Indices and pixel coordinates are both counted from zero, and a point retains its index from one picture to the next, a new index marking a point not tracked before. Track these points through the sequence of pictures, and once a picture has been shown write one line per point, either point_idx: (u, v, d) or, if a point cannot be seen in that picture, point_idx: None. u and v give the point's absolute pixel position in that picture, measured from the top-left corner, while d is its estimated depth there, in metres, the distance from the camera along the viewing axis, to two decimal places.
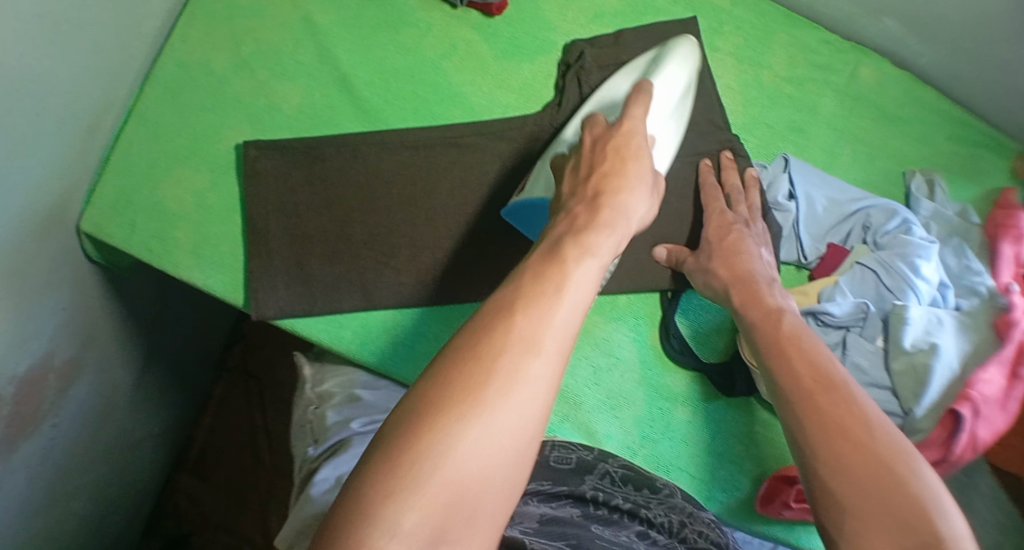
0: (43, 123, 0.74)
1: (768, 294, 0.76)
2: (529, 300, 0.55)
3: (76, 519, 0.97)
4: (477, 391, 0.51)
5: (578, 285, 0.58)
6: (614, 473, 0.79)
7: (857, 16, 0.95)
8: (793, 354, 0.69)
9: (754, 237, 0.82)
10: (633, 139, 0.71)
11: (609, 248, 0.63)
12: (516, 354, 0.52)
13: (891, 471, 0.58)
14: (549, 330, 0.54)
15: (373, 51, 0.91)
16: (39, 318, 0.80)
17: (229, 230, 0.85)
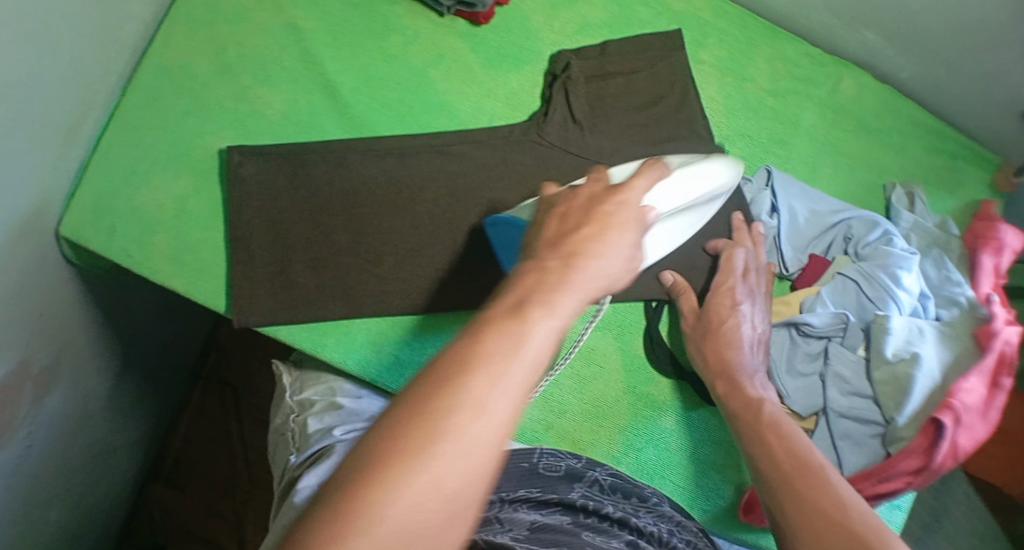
0: (22, 126, 0.73)
1: (750, 385, 0.77)
2: (484, 357, 0.49)
3: (51, 530, 0.95)
4: (414, 458, 0.46)
5: (537, 342, 0.51)
6: (603, 481, 0.78)
7: (839, 29, 0.96)
8: (771, 439, 0.71)
9: (751, 315, 0.81)
10: (625, 210, 0.62)
11: (574, 302, 0.55)
12: (460, 415, 0.47)
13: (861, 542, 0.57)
14: (498, 390, 0.49)
15: (358, 58, 0.90)
16: (15, 326, 0.78)
17: (212, 236, 0.84)
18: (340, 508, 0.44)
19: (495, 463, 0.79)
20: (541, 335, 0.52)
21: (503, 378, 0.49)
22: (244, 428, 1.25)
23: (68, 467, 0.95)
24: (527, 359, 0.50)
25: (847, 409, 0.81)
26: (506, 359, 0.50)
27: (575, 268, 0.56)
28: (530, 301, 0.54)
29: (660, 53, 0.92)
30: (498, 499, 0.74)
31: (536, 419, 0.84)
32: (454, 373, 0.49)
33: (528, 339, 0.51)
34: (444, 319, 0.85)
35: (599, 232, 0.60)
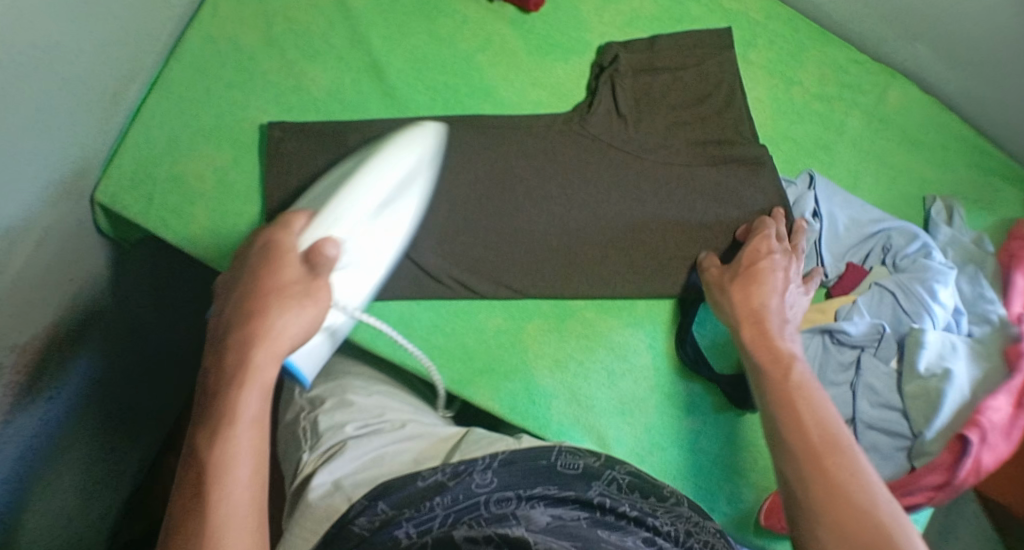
0: (60, 88, 0.73)
1: (780, 338, 0.73)
2: (228, 361, 0.59)
3: (67, 493, 0.95)
4: (229, 434, 0.56)
5: (274, 340, 0.60)
6: (620, 480, 0.77)
7: (886, 37, 0.96)
8: (800, 407, 0.66)
9: (788, 274, 0.79)
10: (280, 276, 0.64)
11: (305, 318, 0.62)
12: (227, 401, 0.57)
13: (892, 547, 0.56)
14: (254, 381, 0.58)
15: (407, 38, 0.90)
16: (42, 286, 0.78)
17: (249, 210, 0.84)
18: (198, 511, 0.53)
19: (511, 460, 0.78)
20: (282, 336, 0.61)
21: (246, 372, 0.59)
22: None
23: (89, 431, 0.96)
24: (252, 414, 0.57)
25: (876, 421, 0.81)
26: (244, 413, 0.57)
27: (273, 314, 0.61)
28: (263, 309, 0.61)
29: (709, 51, 0.91)
30: (517, 496, 0.73)
31: (564, 412, 0.83)
32: (231, 375, 0.59)
33: (269, 339, 0.60)
34: (479, 306, 0.84)
35: (302, 291, 0.63)
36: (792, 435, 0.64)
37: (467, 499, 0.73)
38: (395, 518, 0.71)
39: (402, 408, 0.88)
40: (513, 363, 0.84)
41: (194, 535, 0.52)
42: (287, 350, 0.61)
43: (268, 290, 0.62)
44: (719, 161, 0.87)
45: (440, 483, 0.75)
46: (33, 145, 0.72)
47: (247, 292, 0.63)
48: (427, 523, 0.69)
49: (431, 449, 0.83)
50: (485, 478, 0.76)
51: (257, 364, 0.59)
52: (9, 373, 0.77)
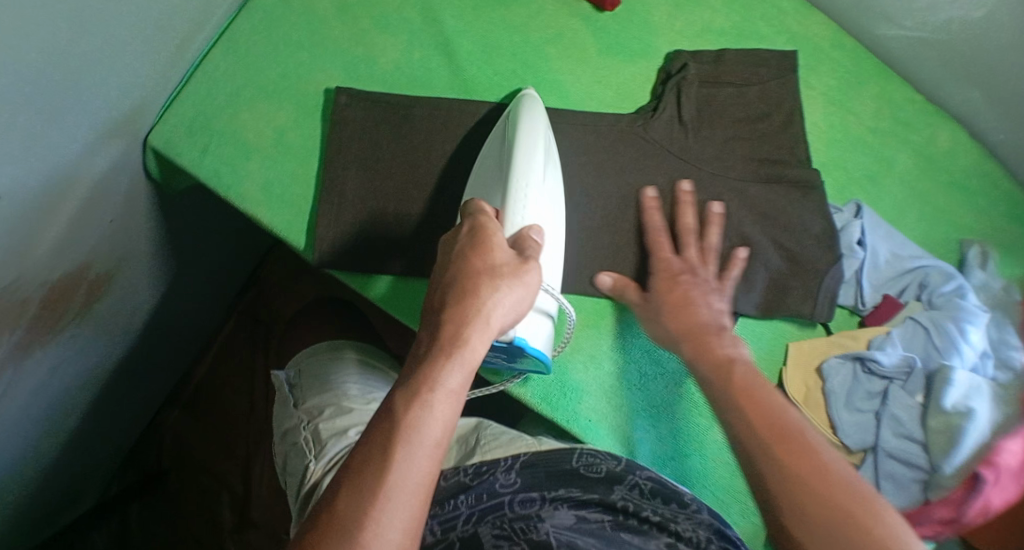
0: (139, 25, 0.73)
1: (717, 343, 0.73)
2: (449, 330, 0.61)
3: (69, 436, 0.93)
4: (425, 409, 0.58)
5: (498, 317, 0.63)
6: (643, 484, 0.73)
7: (942, 80, 0.98)
8: (744, 406, 0.66)
9: (699, 284, 0.80)
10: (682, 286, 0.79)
11: (521, 297, 0.64)
12: (439, 376, 0.60)
13: (874, 518, 0.57)
14: (462, 358, 0.60)
15: (482, 22, 0.91)
16: (89, 223, 0.77)
17: (304, 172, 0.84)
18: (369, 467, 0.56)
19: (535, 461, 0.76)
20: (502, 311, 0.63)
21: (465, 349, 0.61)
22: (269, 366, 1.23)
23: (99, 376, 0.93)
24: (450, 387, 0.60)
25: (897, 451, 0.83)
26: (441, 392, 0.59)
27: (490, 295, 0.62)
28: (494, 276, 0.63)
29: (773, 72, 0.93)
30: (540, 498, 0.72)
31: (593, 409, 0.84)
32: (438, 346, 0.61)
33: (490, 314, 0.62)
34: None
35: (515, 275, 0.64)
36: (807, 480, 0.59)
37: (491, 498, 0.73)
38: (422, 515, 0.74)
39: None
40: (549, 355, 0.84)
41: (365, 497, 0.55)
42: (493, 330, 0.63)
43: (478, 270, 0.63)
44: (773, 178, 0.88)
45: (463, 483, 0.77)
46: (103, 79, 0.71)
47: (459, 272, 0.64)
48: (452, 521, 0.72)
49: (444, 447, 0.84)
50: (509, 478, 0.76)
51: (469, 340, 0.61)
52: (39, 306, 0.75)
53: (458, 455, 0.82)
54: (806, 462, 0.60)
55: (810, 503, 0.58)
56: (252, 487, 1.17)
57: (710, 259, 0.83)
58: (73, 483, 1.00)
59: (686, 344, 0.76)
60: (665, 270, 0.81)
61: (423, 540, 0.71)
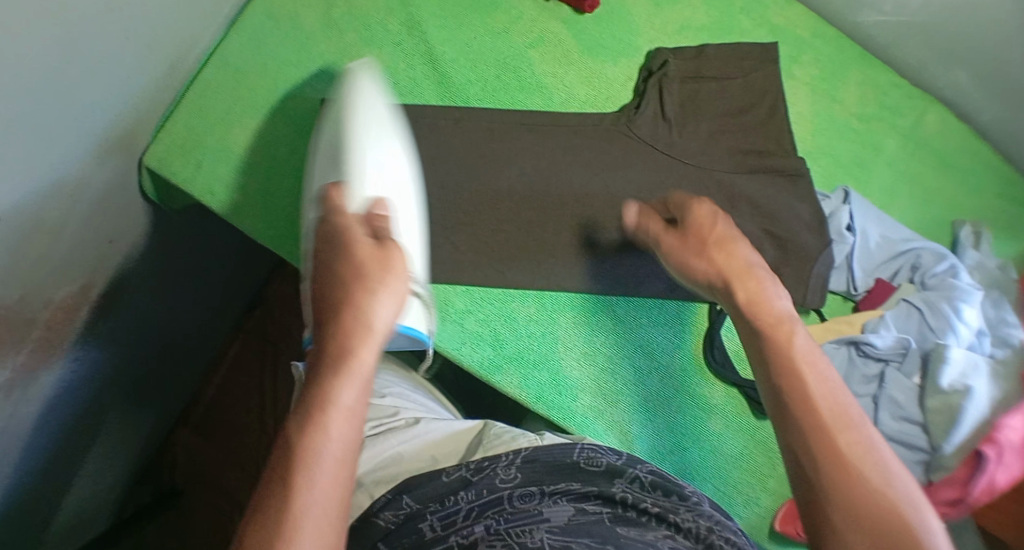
0: (130, 47, 0.75)
1: (774, 298, 0.68)
2: (338, 350, 0.62)
3: (80, 457, 0.95)
4: (322, 425, 0.58)
5: (377, 325, 0.64)
6: (644, 478, 0.74)
7: (928, 64, 0.99)
8: (805, 372, 0.61)
9: (739, 233, 0.73)
10: (721, 229, 0.72)
11: (392, 301, 0.66)
12: (324, 391, 0.60)
13: (880, 467, 0.56)
14: (354, 371, 0.61)
15: (463, 30, 0.93)
16: (87, 245, 0.79)
17: (295, 185, 0.86)
18: (274, 497, 0.54)
19: (536, 457, 0.77)
20: (382, 316, 0.65)
21: (360, 360, 0.62)
22: (277, 383, 1.25)
23: (106, 398, 0.95)
24: (349, 398, 0.60)
25: (897, 433, 0.83)
26: (339, 402, 0.59)
27: (371, 301, 0.65)
28: (365, 283, 0.66)
29: (755, 64, 0.94)
30: (539, 491, 0.73)
31: (590, 405, 0.85)
32: (332, 363, 0.61)
33: (371, 321, 0.64)
34: (515, 295, 0.86)
35: (389, 270, 0.67)
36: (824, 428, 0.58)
37: (491, 494, 0.74)
38: (421, 512, 0.73)
39: (416, 408, 0.89)
40: (543, 354, 0.85)
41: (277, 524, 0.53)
42: (381, 335, 0.65)
43: (361, 273, 0.66)
44: (755, 169, 0.90)
45: (464, 479, 0.76)
46: (93, 102, 0.73)
47: (344, 280, 0.66)
48: (452, 517, 0.72)
49: (449, 444, 0.83)
50: (509, 474, 0.76)
51: (361, 350, 0.62)
52: (42, 329, 0.77)
53: (463, 452, 0.82)
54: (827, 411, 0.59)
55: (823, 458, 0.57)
56: None
57: (729, 228, 0.73)
58: (90, 502, 1.03)
59: (737, 287, 0.69)
60: (676, 259, 0.74)
61: (421, 537, 0.71)
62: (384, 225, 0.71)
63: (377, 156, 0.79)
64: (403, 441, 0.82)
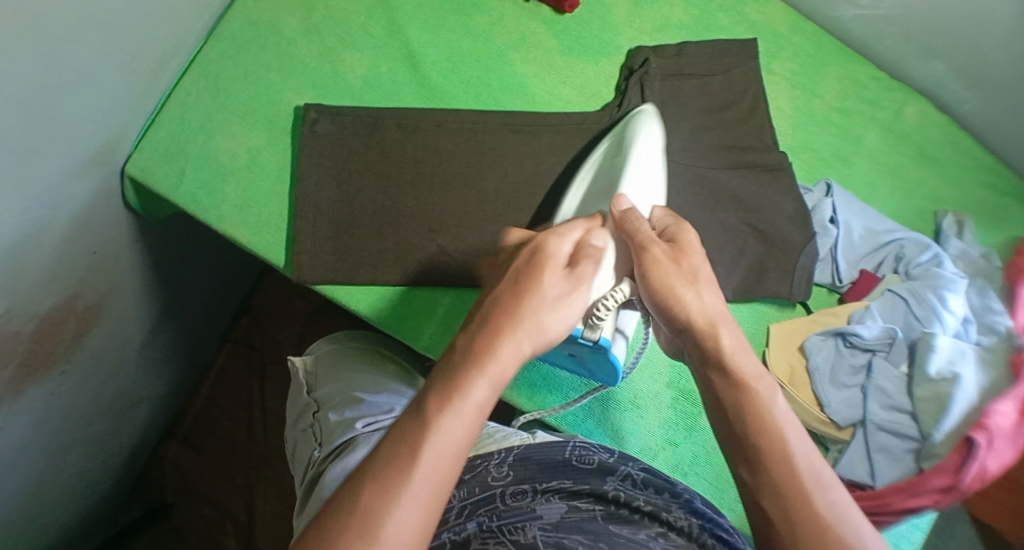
0: (111, 56, 0.75)
1: (724, 329, 0.63)
2: (483, 348, 0.58)
3: (68, 472, 0.94)
4: (435, 421, 0.55)
5: (544, 328, 0.61)
6: (635, 475, 0.75)
7: (905, 56, 1.00)
8: (743, 403, 0.61)
9: (683, 258, 0.67)
10: (661, 252, 0.66)
11: (572, 308, 0.63)
12: (448, 391, 0.56)
13: (823, 492, 0.57)
14: (482, 373, 0.57)
15: (444, 33, 0.93)
16: (71, 256, 0.79)
17: (279, 191, 0.86)
18: (374, 490, 0.52)
19: (527, 455, 0.78)
20: (557, 324, 0.62)
21: (490, 361, 0.58)
22: (265, 393, 1.25)
23: (94, 411, 0.95)
24: (479, 401, 0.56)
25: (886, 423, 0.83)
26: (467, 400, 0.56)
27: (545, 311, 0.61)
28: (537, 287, 0.62)
29: (735, 61, 0.95)
30: (532, 489, 0.73)
31: (580, 403, 0.86)
32: (462, 360, 0.58)
33: (545, 329, 0.61)
34: None
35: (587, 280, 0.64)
36: (776, 465, 0.58)
37: (484, 491, 0.75)
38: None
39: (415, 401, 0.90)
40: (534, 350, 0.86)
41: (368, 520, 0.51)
42: (544, 343, 0.61)
43: (561, 289, 0.63)
44: (737, 164, 0.91)
45: (456, 477, 0.78)
46: (74, 111, 0.73)
47: (519, 280, 0.62)
48: (444, 515, 0.73)
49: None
50: (501, 473, 0.77)
51: (503, 354, 0.58)
52: (29, 342, 0.76)
53: None
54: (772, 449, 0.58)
55: (774, 494, 0.57)
56: (256, 515, 1.18)
57: (696, 262, 0.66)
58: (78, 518, 1.02)
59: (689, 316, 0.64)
60: (647, 282, 0.66)
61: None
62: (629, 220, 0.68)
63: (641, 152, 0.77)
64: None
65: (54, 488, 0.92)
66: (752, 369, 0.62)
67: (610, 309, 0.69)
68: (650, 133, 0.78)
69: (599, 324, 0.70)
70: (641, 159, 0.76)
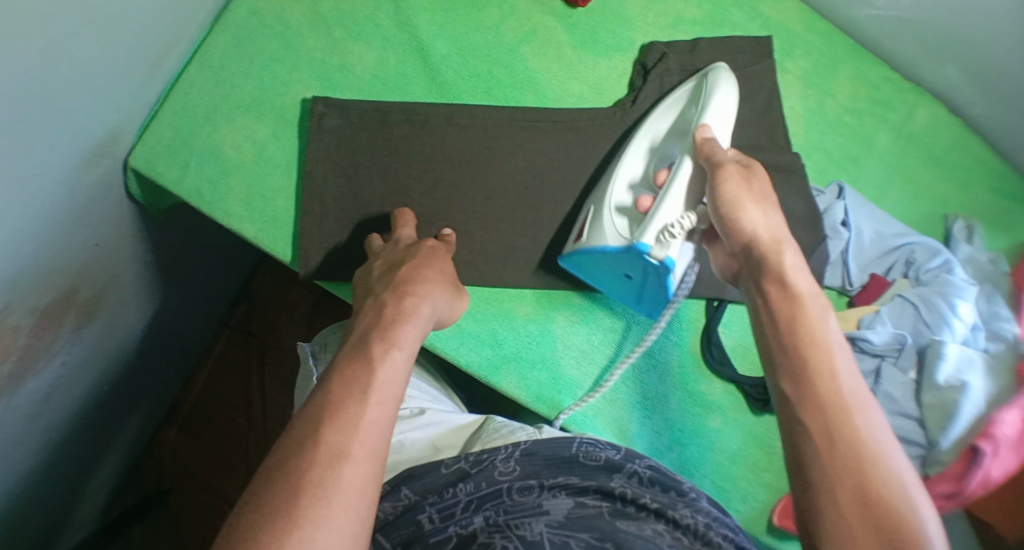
0: (112, 48, 0.73)
1: (784, 254, 0.67)
2: (379, 326, 0.67)
3: (65, 465, 0.93)
4: (341, 413, 0.59)
5: (434, 301, 0.72)
6: (643, 473, 0.73)
7: (918, 57, 0.99)
8: (795, 322, 0.65)
9: (759, 191, 0.70)
10: (738, 178, 0.70)
11: (442, 274, 0.75)
12: (350, 364, 0.63)
13: (859, 412, 0.60)
14: (387, 344, 0.65)
15: (453, 26, 0.92)
16: (74, 249, 0.77)
17: (285, 185, 0.85)
18: (290, 481, 0.55)
19: (534, 450, 0.75)
20: (442, 301, 0.73)
21: (392, 335, 0.66)
22: (264, 381, 1.24)
23: (91, 402, 0.93)
24: (392, 373, 0.63)
25: (894, 429, 0.83)
26: (378, 369, 0.62)
27: (429, 285, 0.73)
28: (420, 267, 0.74)
29: (751, 58, 0.94)
30: (539, 485, 0.72)
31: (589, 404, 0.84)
32: (361, 338, 0.66)
33: (432, 301, 0.72)
34: (512, 294, 0.86)
35: (446, 259, 0.77)
36: (821, 377, 0.62)
37: (489, 486, 0.72)
38: (420, 503, 0.72)
39: (418, 395, 0.87)
40: (541, 353, 0.85)
41: (296, 505, 0.54)
42: (428, 319, 0.70)
43: (427, 250, 0.76)
44: (749, 165, 0.90)
45: (463, 471, 0.74)
46: (76, 103, 0.71)
47: (394, 263, 0.75)
48: (451, 509, 0.71)
49: (450, 436, 0.83)
50: (508, 467, 0.74)
51: (401, 330, 0.67)
52: (30, 334, 0.75)
53: (462, 445, 0.81)
54: (819, 361, 0.62)
55: (821, 408, 0.61)
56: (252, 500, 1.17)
57: (765, 189, 0.71)
58: (78, 508, 1.01)
59: (758, 240, 0.68)
60: (717, 195, 0.70)
61: (419, 529, 0.69)
62: (449, 239, 0.81)
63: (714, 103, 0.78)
64: (404, 430, 0.82)
65: (53, 476, 0.91)
66: (806, 287, 0.66)
67: (677, 235, 0.73)
68: (725, 99, 0.79)
69: (669, 242, 0.73)
70: (720, 121, 0.78)
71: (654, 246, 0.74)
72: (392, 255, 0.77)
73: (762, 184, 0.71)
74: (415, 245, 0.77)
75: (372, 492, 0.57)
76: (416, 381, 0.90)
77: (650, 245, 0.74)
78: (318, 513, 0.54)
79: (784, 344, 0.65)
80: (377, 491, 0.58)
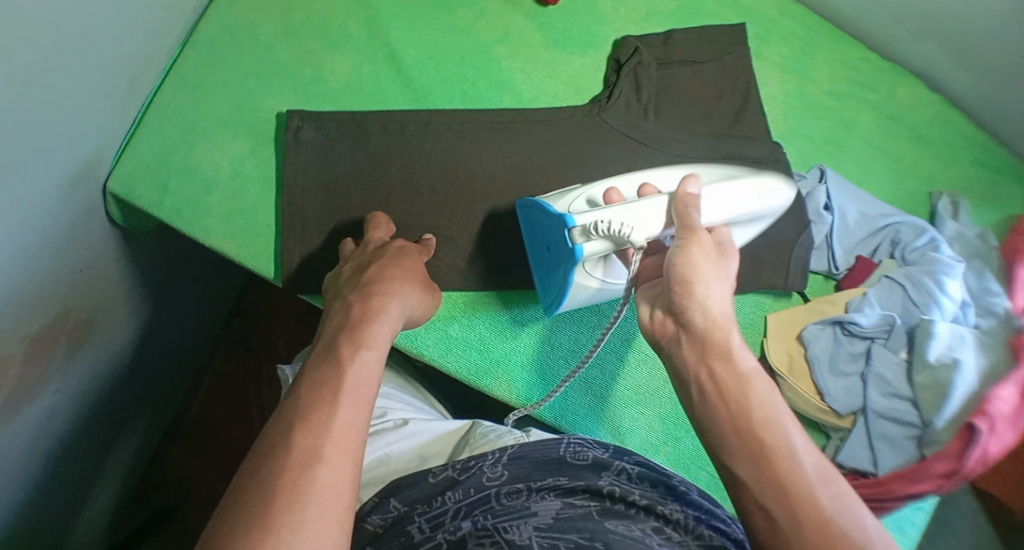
0: (85, 76, 0.73)
1: (729, 335, 0.65)
2: (348, 328, 0.67)
3: (64, 491, 0.93)
4: (314, 417, 0.59)
5: (403, 303, 0.72)
6: (630, 470, 0.74)
7: (895, 37, 0.99)
8: (728, 404, 0.62)
9: (716, 269, 0.68)
10: (701, 250, 0.68)
11: (411, 274, 0.75)
12: (321, 369, 0.63)
13: (815, 500, 0.56)
14: (356, 347, 0.65)
15: (425, 30, 0.92)
16: (58, 276, 0.77)
17: (266, 200, 0.85)
18: (268, 487, 0.55)
19: (522, 454, 0.76)
20: (411, 303, 0.73)
21: (360, 337, 0.66)
22: (263, 397, 1.24)
23: (87, 426, 0.93)
24: (367, 373, 0.63)
25: (888, 411, 0.82)
26: (352, 372, 0.63)
27: (399, 286, 0.73)
28: (385, 268, 0.74)
29: (726, 47, 0.94)
30: (527, 488, 0.72)
31: (579, 403, 0.85)
32: (328, 343, 0.66)
33: (399, 302, 0.71)
34: (497, 298, 0.86)
35: (416, 258, 0.78)
36: (778, 456, 0.59)
37: (478, 492, 0.73)
38: (408, 514, 0.72)
39: (400, 406, 0.87)
40: (529, 354, 0.85)
41: (272, 510, 0.54)
42: (397, 323, 0.70)
43: (395, 253, 0.76)
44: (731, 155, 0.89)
45: (451, 479, 0.75)
46: (51, 130, 0.71)
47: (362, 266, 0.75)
48: (439, 518, 0.70)
49: (436, 444, 0.83)
50: (496, 472, 0.75)
51: (375, 330, 0.67)
52: (19, 363, 0.75)
53: (451, 452, 0.83)
54: (776, 441, 0.59)
55: (773, 489, 0.57)
56: None
57: (725, 266, 0.69)
58: (82, 533, 1.00)
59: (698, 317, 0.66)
60: (681, 256, 0.68)
61: (409, 539, 0.69)
62: (427, 243, 0.82)
63: (734, 188, 0.76)
64: (390, 443, 0.82)
65: (52, 505, 0.90)
66: (751, 365, 0.64)
67: (604, 232, 0.71)
68: (749, 199, 0.76)
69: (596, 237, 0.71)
70: (721, 212, 0.75)
71: (578, 229, 0.72)
72: (361, 257, 0.77)
73: (724, 266, 0.69)
74: (384, 247, 0.78)
75: (351, 492, 0.57)
76: (399, 391, 0.90)
77: (576, 223, 0.72)
78: (296, 520, 0.54)
79: (730, 429, 0.61)
80: (355, 495, 0.57)
